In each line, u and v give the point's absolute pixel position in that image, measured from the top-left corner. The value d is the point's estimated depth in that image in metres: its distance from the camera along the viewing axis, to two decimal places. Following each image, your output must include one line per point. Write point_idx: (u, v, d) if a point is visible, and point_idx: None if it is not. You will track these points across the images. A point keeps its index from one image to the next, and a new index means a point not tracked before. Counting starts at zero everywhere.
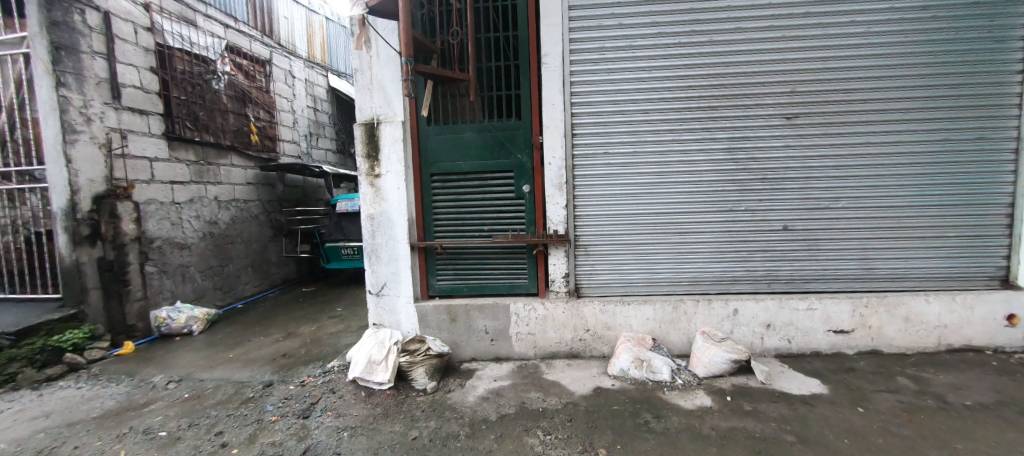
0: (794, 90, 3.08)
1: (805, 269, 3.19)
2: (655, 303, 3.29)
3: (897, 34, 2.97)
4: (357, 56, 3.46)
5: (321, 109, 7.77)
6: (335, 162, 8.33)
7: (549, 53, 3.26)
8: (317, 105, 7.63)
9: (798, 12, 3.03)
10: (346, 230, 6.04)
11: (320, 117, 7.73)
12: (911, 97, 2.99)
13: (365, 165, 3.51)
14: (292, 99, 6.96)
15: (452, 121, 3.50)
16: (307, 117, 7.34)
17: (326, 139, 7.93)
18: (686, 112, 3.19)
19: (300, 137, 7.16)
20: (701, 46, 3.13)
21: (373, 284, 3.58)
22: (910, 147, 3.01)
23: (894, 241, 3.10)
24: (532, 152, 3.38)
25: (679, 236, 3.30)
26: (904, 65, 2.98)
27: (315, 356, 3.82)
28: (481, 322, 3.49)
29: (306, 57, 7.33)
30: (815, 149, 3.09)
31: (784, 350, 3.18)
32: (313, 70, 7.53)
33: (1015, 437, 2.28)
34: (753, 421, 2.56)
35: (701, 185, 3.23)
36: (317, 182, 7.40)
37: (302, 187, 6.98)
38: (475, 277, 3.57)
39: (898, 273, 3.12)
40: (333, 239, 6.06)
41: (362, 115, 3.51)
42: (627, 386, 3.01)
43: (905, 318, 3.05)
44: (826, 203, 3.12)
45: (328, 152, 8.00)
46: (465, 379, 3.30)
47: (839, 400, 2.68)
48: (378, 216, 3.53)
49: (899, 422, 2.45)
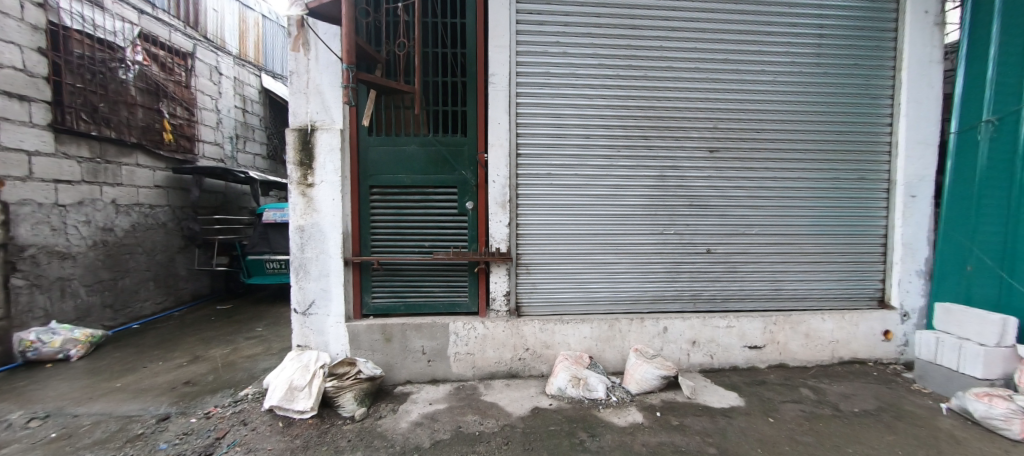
0: (715, 126, 3.42)
1: (724, 290, 3.49)
2: (592, 321, 3.39)
3: (796, 85, 3.43)
4: (294, 58, 3.29)
5: (252, 111, 7.21)
6: (264, 169, 7.74)
7: (496, 73, 3.33)
8: (247, 106, 7.07)
9: (720, 58, 3.39)
10: (274, 244, 5.55)
11: (250, 119, 7.17)
12: (809, 140, 3.45)
13: (296, 173, 3.31)
14: (216, 98, 6.39)
15: (394, 133, 3.41)
16: (234, 118, 6.77)
17: (256, 143, 7.36)
18: (624, 139, 3.41)
19: (225, 139, 6.56)
20: (637, 79, 3.39)
21: (299, 302, 3.34)
22: (808, 183, 3.47)
23: (795, 266, 3.51)
24: (476, 169, 3.40)
25: (615, 256, 3.46)
26: (803, 113, 3.44)
27: (225, 383, 3.41)
28: (418, 342, 3.37)
29: (235, 54, 6.80)
30: (733, 181, 3.44)
31: (707, 366, 3.42)
32: (243, 69, 7.01)
33: (892, 439, 2.62)
34: (680, 435, 2.70)
35: (635, 209, 3.44)
36: (241, 188, 6.79)
37: (223, 193, 6.35)
38: (413, 295, 3.46)
39: (800, 294, 3.52)
40: (256, 251, 5.52)
41: (295, 120, 3.33)
42: (564, 405, 3.04)
43: (805, 334, 3.43)
44: (741, 230, 3.47)
45: (258, 157, 7.44)
46: (398, 404, 3.13)
47: (753, 411, 2.92)
48: (309, 227, 3.33)
49: (802, 431, 2.71)
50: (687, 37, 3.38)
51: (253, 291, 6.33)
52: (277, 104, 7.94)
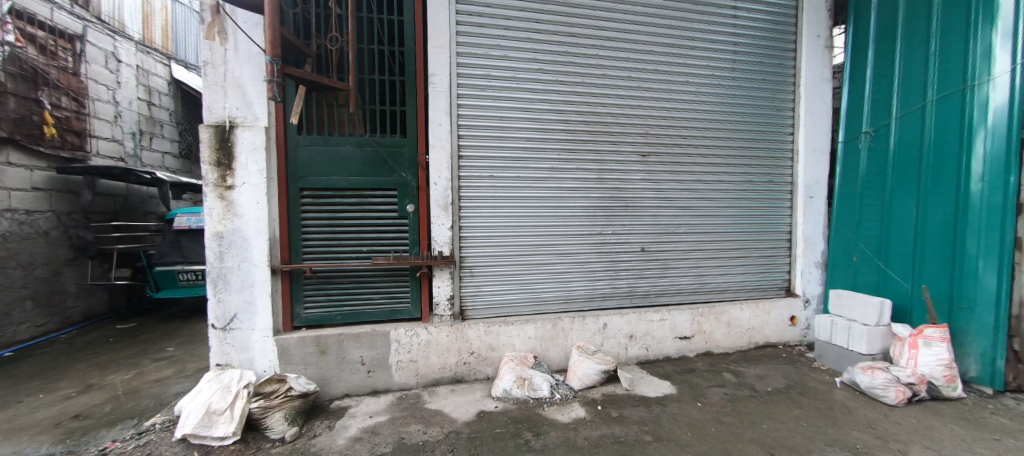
0: (647, 132, 3.65)
1: (657, 285, 3.73)
2: (536, 322, 3.45)
3: (716, 96, 3.77)
4: (208, 47, 3.00)
5: (159, 104, 6.47)
6: (175, 169, 6.98)
7: (436, 74, 3.28)
8: (153, 98, 6.32)
9: (650, 68, 3.63)
10: (186, 252, 5.01)
11: (157, 113, 6.42)
12: (726, 146, 3.81)
13: (213, 174, 3.04)
14: (113, 89, 5.62)
15: (327, 132, 3.25)
16: (137, 112, 6.00)
17: (164, 140, 6.61)
18: (564, 143, 3.52)
19: (125, 135, 5.78)
20: (575, 85, 3.51)
21: (218, 317, 3.09)
22: (726, 185, 3.82)
23: (717, 261, 3.84)
24: (417, 171, 3.33)
25: (557, 256, 3.56)
26: (721, 122, 3.79)
27: (126, 413, 2.98)
28: (356, 352, 3.23)
29: (139, 40, 6.06)
30: (662, 183, 3.69)
31: (643, 358, 3.62)
32: (148, 56, 6.26)
33: (798, 412, 2.95)
34: (619, 426, 2.82)
35: (576, 210, 3.56)
36: (148, 190, 6.08)
37: (124, 196, 5.61)
38: (350, 303, 3.32)
39: (722, 287, 3.86)
40: (165, 261, 4.95)
41: (210, 115, 3.04)
42: (509, 406, 3.06)
43: (726, 323, 3.76)
44: (671, 229, 3.73)
45: (167, 155, 6.69)
46: (335, 420, 2.96)
47: (683, 398, 3.14)
48: (228, 234, 3.07)
49: (725, 412, 2.97)
50: (621, 47, 3.58)
51: (161, 309, 5.63)
52: (188, 96, 7.20)
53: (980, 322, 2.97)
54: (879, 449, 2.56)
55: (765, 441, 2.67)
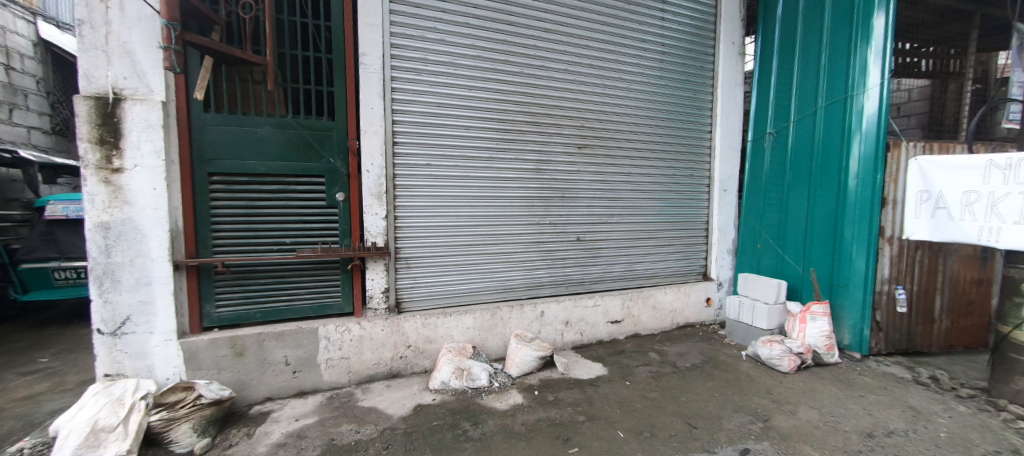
0: (583, 125, 3.77)
1: (589, 273, 3.90)
2: (474, 312, 3.44)
3: (645, 94, 3.99)
4: (83, 4, 2.53)
5: (18, 68, 5.40)
6: (50, 146, 5.93)
7: (367, 54, 3.09)
8: (11, 61, 5.28)
9: (584, 62, 3.73)
10: (64, 246, 4.30)
11: (18, 79, 5.37)
12: (653, 141, 4.05)
13: (93, 154, 2.58)
14: None
15: (242, 111, 2.92)
16: None
17: (31, 112, 5.56)
18: (502, 134, 3.51)
19: None
20: (514, 75, 3.51)
21: (106, 321, 2.67)
22: (653, 178, 4.07)
23: (644, 249, 4.10)
24: (347, 157, 3.13)
25: (495, 246, 3.57)
26: (649, 118, 4.02)
27: None
28: (279, 352, 2.99)
29: None
30: (597, 174, 3.84)
31: (577, 342, 3.78)
32: (2, 9, 5.19)
33: (711, 384, 3.28)
34: (555, 409, 2.92)
35: (514, 201, 3.59)
36: (8, 173, 5.08)
37: None
38: (272, 300, 3.06)
39: (648, 273, 4.13)
40: (34, 257, 4.19)
41: (89, 85, 2.58)
42: (447, 398, 3.03)
43: (652, 307, 4.04)
44: (604, 219, 3.90)
45: (33, 130, 5.58)
46: (255, 426, 2.72)
47: (613, 378, 3.33)
48: (116, 225, 2.65)
49: (650, 388, 3.20)
50: (558, 39, 3.63)
51: (30, 314, 4.74)
52: (61, 60, 6.11)
53: (853, 299, 3.48)
54: (775, 411, 2.93)
55: (684, 412, 2.92)
